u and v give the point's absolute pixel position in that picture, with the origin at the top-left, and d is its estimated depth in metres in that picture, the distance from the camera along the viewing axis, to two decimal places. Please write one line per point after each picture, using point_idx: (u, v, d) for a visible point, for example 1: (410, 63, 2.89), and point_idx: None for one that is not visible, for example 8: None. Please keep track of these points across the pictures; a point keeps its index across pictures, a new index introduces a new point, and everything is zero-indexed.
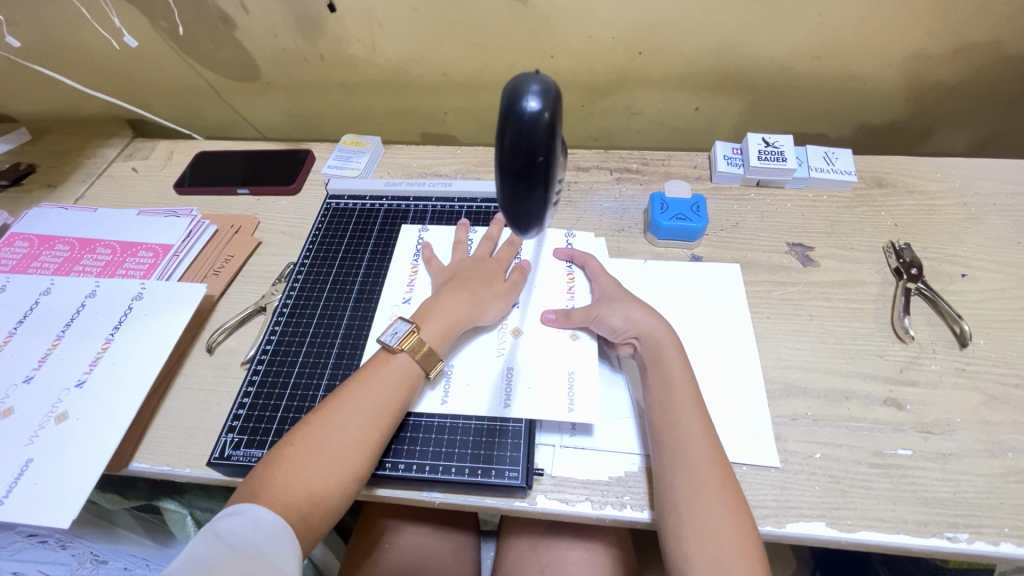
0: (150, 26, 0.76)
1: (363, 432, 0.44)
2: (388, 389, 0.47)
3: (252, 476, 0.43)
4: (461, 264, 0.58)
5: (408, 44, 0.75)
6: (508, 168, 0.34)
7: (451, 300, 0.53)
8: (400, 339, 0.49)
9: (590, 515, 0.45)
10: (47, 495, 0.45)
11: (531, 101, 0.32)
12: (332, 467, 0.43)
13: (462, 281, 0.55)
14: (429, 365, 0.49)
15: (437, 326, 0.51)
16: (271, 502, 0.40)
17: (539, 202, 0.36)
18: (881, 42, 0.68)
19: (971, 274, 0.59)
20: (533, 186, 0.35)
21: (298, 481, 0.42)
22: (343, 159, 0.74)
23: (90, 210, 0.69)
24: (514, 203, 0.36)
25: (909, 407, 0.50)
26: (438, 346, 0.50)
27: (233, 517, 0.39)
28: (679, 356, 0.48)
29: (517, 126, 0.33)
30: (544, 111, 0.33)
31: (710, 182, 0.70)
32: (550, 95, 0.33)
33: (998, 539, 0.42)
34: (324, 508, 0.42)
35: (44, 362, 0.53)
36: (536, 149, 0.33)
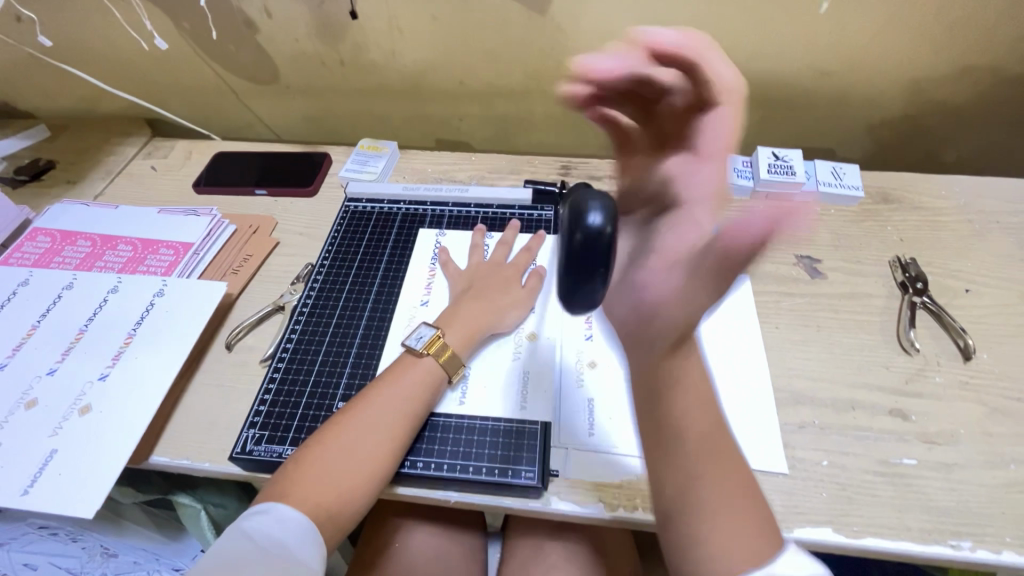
0: (175, 28, 0.78)
1: (388, 432, 0.46)
2: (411, 390, 0.48)
3: (280, 473, 0.44)
4: (479, 269, 0.60)
5: (427, 51, 0.77)
6: (577, 260, 0.44)
7: (473, 307, 0.55)
8: (425, 343, 0.52)
9: (602, 517, 0.46)
10: (71, 485, 0.46)
11: (595, 218, 0.44)
12: (359, 465, 0.44)
13: (483, 289, 0.57)
14: (451, 369, 0.51)
15: (460, 330, 0.53)
16: (301, 500, 0.42)
17: (597, 288, 0.44)
18: (889, 62, 0.70)
19: (974, 289, 0.60)
20: (595, 274, 0.44)
21: (325, 480, 0.43)
22: (360, 162, 0.76)
23: (111, 207, 0.70)
24: (577, 286, 0.45)
25: (914, 417, 0.51)
26: (460, 350, 0.52)
27: (257, 516, 0.41)
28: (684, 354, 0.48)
29: (585, 230, 0.44)
30: (606, 226, 0.44)
31: (720, 194, 0.72)
32: (608, 213, 0.45)
33: (1001, 548, 0.43)
34: (351, 506, 0.43)
35: (68, 355, 0.54)
36: (600, 252, 0.43)
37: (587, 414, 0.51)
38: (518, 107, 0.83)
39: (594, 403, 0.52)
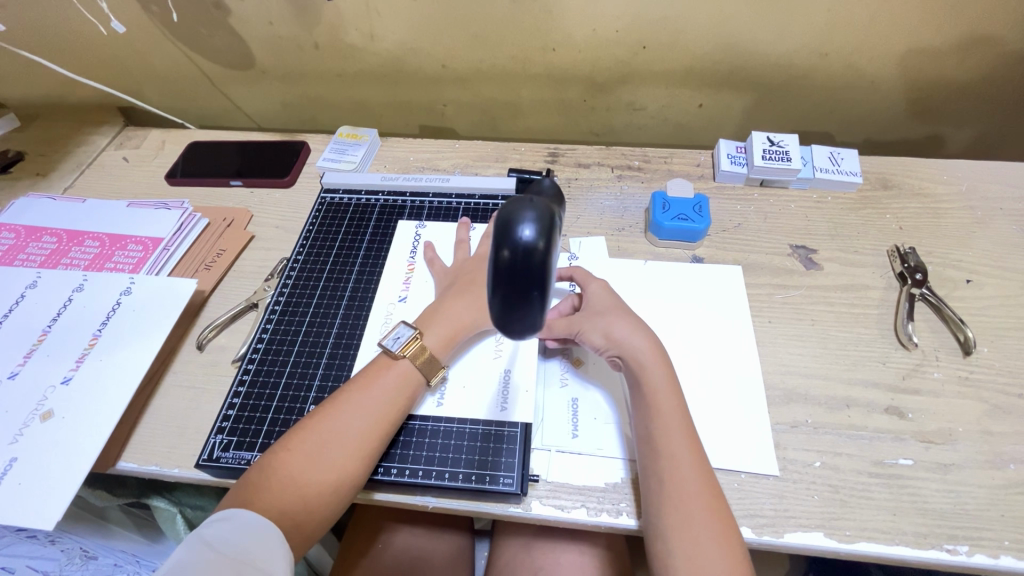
0: (141, 11, 0.74)
1: (361, 438, 0.44)
2: (387, 393, 0.46)
3: (246, 480, 0.42)
4: (462, 264, 0.56)
5: (406, 34, 0.73)
6: (500, 282, 0.29)
7: (454, 305, 0.52)
8: (402, 345, 0.49)
9: (585, 523, 0.44)
10: (31, 495, 0.44)
11: (527, 228, 0.29)
12: (329, 473, 0.42)
13: (467, 283, 0.54)
14: (429, 372, 0.48)
15: (440, 332, 0.50)
16: (266, 509, 0.40)
17: (535, 318, 0.30)
18: (891, 40, 0.67)
19: (975, 280, 0.58)
20: (527, 300, 0.29)
21: (293, 488, 0.41)
22: (339, 151, 0.73)
23: (78, 200, 0.67)
24: (504, 318, 0.30)
25: (911, 415, 0.49)
26: (440, 353, 0.49)
27: (221, 522, 0.38)
28: (669, 382, 0.46)
29: (509, 245, 0.29)
30: (539, 239, 0.29)
31: (713, 181, 0.69)
32: (544, 217, 0.29)
33: (998, 552, 0.42)
34: (318, 515, 0.41)
35: (29, 358, 0.51)
36: (532, 276, 0.29)
37: (571, 416, 0.49)
38: (504, 92, 0.80)
39: (579, 404, 0.50)
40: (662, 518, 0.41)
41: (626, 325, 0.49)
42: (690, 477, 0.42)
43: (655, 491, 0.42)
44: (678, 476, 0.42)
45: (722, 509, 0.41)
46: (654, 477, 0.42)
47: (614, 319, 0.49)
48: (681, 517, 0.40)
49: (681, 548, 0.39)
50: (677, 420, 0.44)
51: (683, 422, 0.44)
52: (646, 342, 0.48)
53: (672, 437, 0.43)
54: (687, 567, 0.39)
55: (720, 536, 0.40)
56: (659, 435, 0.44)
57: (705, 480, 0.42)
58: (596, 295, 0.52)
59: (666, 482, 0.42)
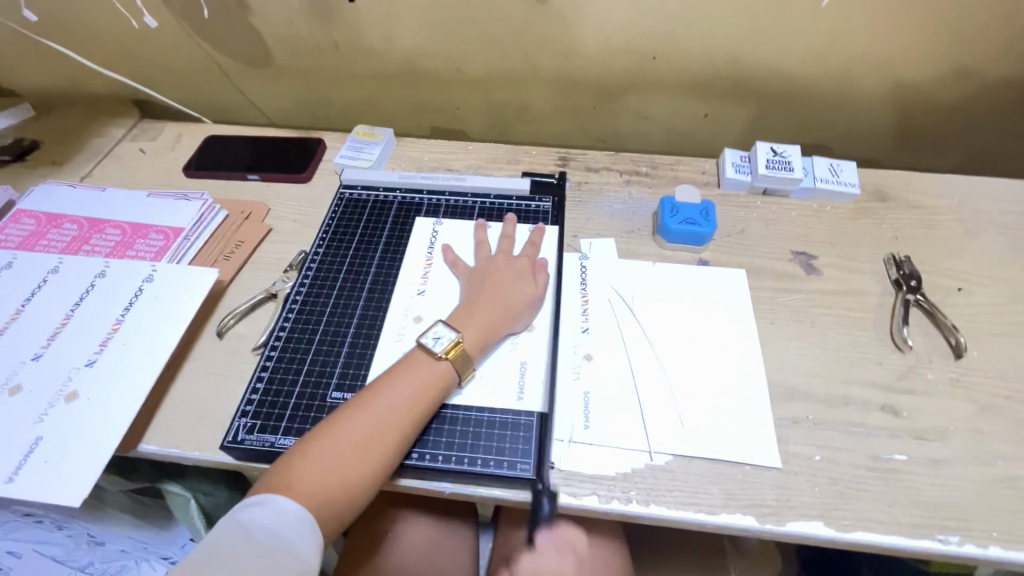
0: (164, 6, 0.76)
1: (392, 431, 0.45)
2: (421, 387, 0.48)
3: (280, 465, 0.43)
4: (488, 263, 0.58)
5: (424, 37, 0.75)
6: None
7: (487, 306, 0.54)
8: (444, 347, 0.50)
9: (596, 509, 0.46)
10: (57, 473, 0.45)
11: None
12: (363, 461, 0.43)
13: (496, 285, 0.56)
14: (463, 371, 0.50)
15: (475, 330, 0.52)
16: (301, 493, 0.41)
17: None
18: (889, 59, 0.70)
19: (966, 288, 0.61)
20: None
21: (327, 474, 0.42)
22: (356, 149, 0.74)
23: (98, 189, 0.69)
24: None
25: (905, 413, 0.51)
26: (474, 352, 0.51)
27: (257, 508, 0.40)
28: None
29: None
30: None
31: (718, 188, 0.72)
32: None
33: (988, 542, 0.44)
34: (350, 501, 0.43)
35: (54, 341, 0.52)
36: None
37: (584, 407, 0.51)
38: (516, 96, 0.82)
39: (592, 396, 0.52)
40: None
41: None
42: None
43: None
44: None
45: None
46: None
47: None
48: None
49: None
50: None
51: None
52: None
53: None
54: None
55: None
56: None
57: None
58: None
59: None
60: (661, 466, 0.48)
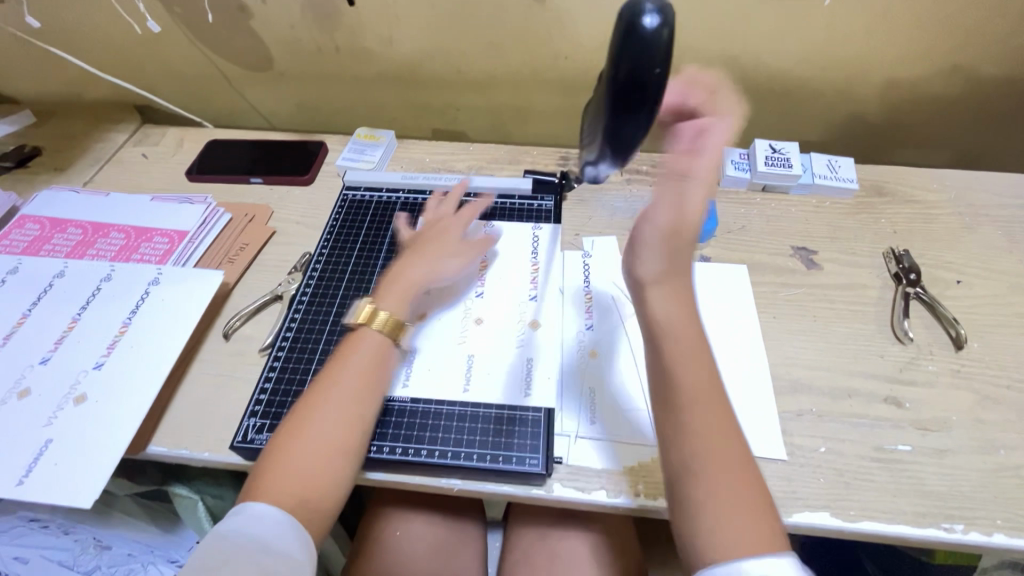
0: (165, 12, 0.76)
1: (353, 418, 0.45)
2: (364, 371, 0.48)
3: (255, 469, 0.44)
4: (416, 237, 0.60)
5: (425, 40, 0.76)
6: (619, 92, 0.37)
7: (411, 263, 0.55)
8: (360, 314, 0.50)
9: (605, 503, 0.47)
10: (67, 475, 0.45)
11: (651, 19, 0.35)
12: (325, 444, 0.44)
13: (411, 254, 0.56)
14: (398, 334, 0.51)
15: (395, 295, 0.52)
16: (277, 497, 0.41)
17: (639, 133, 0.39)
18: (885, 56, 0.71)
19: (965, 281, 0.61)
20: (641, 105, 0.37)
21: (294, 465, 0.43)
22: (358, 151, 0.75)
23: (102, 194, 0.69)
24: (619, 125, 0.39)
25: (908, 405, 0.52)
26: (401, 313, 0.52)
27: (245, 512, 0.40)
28: (692, 327, 0.44)
29: (637, 45, 0.35)
30: (662, 29, 0.35)
31: (718, 186, 0.72)
32: (668, 17, 0.35)
33: (992, 530, 0.45)
34: (323, 487, 0.43)
35: (61, 345, 0.52)
36: (648, 96, 0.37)
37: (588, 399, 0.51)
38: (517, 97, 0.83)
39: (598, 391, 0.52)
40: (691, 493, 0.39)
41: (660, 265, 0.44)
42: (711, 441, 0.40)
43: (679, 468, 0.40)
44: (699, 445, 0.40)
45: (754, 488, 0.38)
46: (671, 446, 0.41)
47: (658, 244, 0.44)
48: (700, 503, 0.38)
49: (707, 523, 0.37)
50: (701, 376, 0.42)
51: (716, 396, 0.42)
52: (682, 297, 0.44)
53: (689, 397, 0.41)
54: (709, 538, 0.37)
55: (751, 516, 0.37)
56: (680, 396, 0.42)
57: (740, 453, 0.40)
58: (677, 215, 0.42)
59: (689, 453, 0.40)
60: None
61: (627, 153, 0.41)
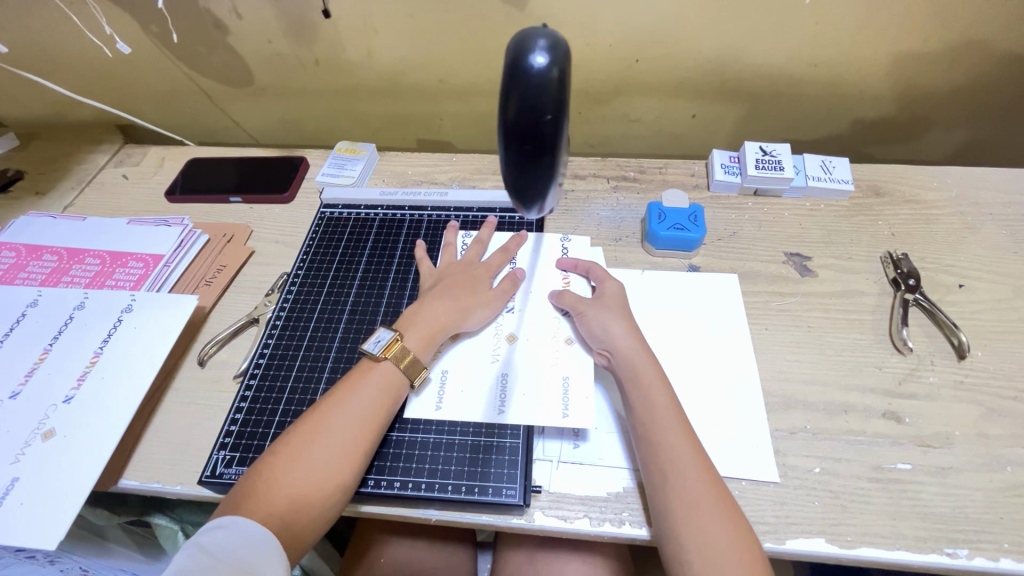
0: (141, 31, 0.75)
1: (353, 440, 0.44)
2: (373, 392, 0.47)
3: (241, 484, 0.42)
4: (449, 268, 0.58)
5: (404, 50, 0.74)
6: (510, 140, 0.32)
7: (440, 302, 0.53)
8: (383, 347, 0.49)
9: (588, 533, 0.44)
10: (32, 515, 0.44)
11: (538, 56, 0.30)
12: (320, 473, 0.42)
13: (445, 288, 0.55)
14: (412, 373, 0.49)
15: (420, 333, 0.51)
16: (262, 511, 0.40)
17: (543, 178, 0.34)
18: (879, 50, 0.68)
19: (968, 285, 0.59)
20: (536, 152, 0.32)
21: (284, 489, 0.41)
22: (337, 166, 0.73)
23: (80, 218, 0.68)
24: (520, 175, 0.34)
25: (908, 420, 0.49)
26: (422, 353, 0.50)
27: (219, 530, 0.39)
28: (655, 366, 0.48)
29: (524, 87, 0.30)
30: (551, 67, 0.30)
31: (708, 190, 0.70)
32: (559, 50, 0.31)
33: (998, 555, 0.42)
34: (310, 516, 0.41)
35: (31, 378, 0.51)
36: (545, 137, 0.31)
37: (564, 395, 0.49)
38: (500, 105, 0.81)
39: None
40: (672, 519, 0.41)
41: (622, 324, 0.51)
42: (691, 466, 0.43)
43: (661, 494, 0.42)
44: (681, 471, 0.42)
45: (727, 507, 0.41)
46: (658, 471, 0.43)
47: (611, 317, 0.52)
48: (692, 527, 0.40)
49: (690, 545, 0.40)
50: (669, 411, 0.46)
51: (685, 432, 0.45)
52: (637, 339, 0.50)
53: (669, 433, 0.44)
54: (699, 559, 0.39)
55: (732, 533, 0.40)
56: (655, 433, 0.44)
57: (706, 477, 0.42)
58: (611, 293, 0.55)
59: (671, 479, 0.42)
60: None
61: (536, 198, 0.36)
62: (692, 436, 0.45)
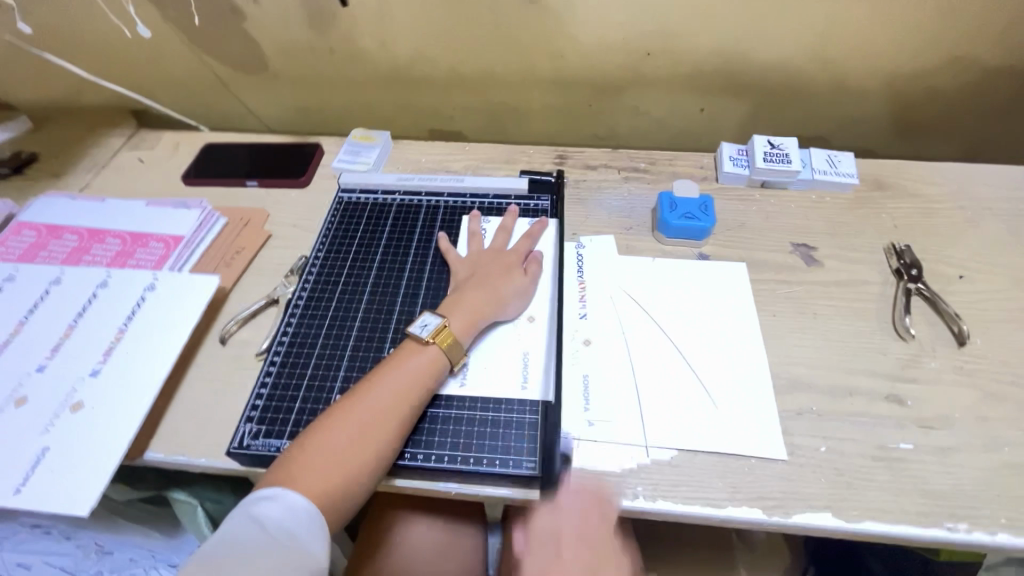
0: (159, 15, 0.77)
1: (394, 419, 0.45)
2: (413, 375, 0.48)
3: (283, 458, 0.43)
4: (479, 255, 0.59)
5: (419, 40, 0.76)
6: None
7: (480, 289, 0.55)
8: (428, 331, 0.50)
9: (604, 506, 0.46)
10: (64, 484, 0.45)
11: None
12: (367, 451, 0.44)
13: (482, 275, 0.56)
14: (453, 357, 0.50)
15: (461, 317, 0.52)
16: (311, 487, 0.41)
17: None
18: (884, 49, 0.70)
19: (968, 276, 0.61)
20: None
21: (332, 466, 0.42)
22: (353, 153, 0.74)
23: (99, 200, 0.69)
24: None
25: (910, 402, 0.51)
26: (462, 337, 0.52)
27: (266, 502, 0.40)
28: None
29: None
30: None
31: (716, 182, 0.72)
32: None
33: (995, 529, 0.44)
34: (355, 491, 0.43)
35: (58, 352, 0.52)
36: None
37: (584, 390, 0.52)
38: (512, 96, 0.82)
39: (592, 378, 0.53)
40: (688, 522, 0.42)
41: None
42: None
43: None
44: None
45: None
46: None
47: None
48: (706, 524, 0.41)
49: None
50: None
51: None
52: None
53: None
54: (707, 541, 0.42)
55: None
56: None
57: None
58: None
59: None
60: (667, 461, 0.48)
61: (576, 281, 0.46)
62: None
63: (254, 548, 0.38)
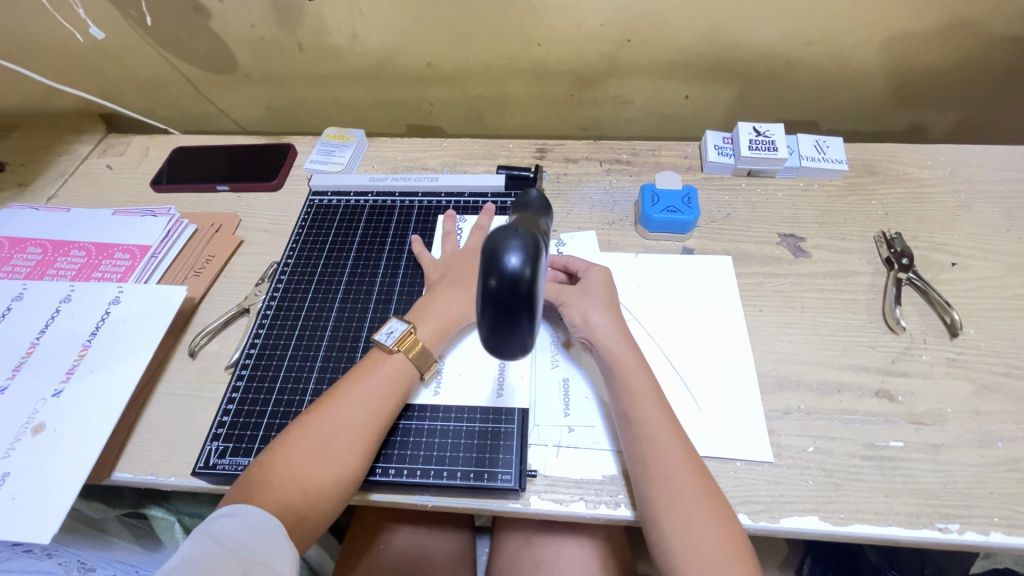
0: (119, 17, 0.74)
1: (360, 433, 0.44)
2: (381, 385, 0.46)
3: (246, 476, 0.42)
4: (453, 257, 0.57)
5: (390, 33, 0.73)
6: (489, 309, 0.28)
7: (452, 292, 0.52)
8: (395, 339, 0.49)
9: (584, 516, 0.44)
10: (24, 510, 0.43)
11: (513, 256, 0.27)
12: (329, 467, 0.42)
13: (455, 277, 0.54)
14: (424, 366, 0.49)
15: (432, 324, 0.50)
16: (273, 506, 0.40)
17: (526, 342, 0.29)
18: (873, 28, 0.67)
19: (961, 263, 0.59)
20: (516, 325, 0.28)
21: (296, 484, 0.41)
22: (326, 153, 0.72)
23: (64, 210, 0.67)
24: (495, 339, 0.29)
25: (900, 398, 0.50)
26: (433, 345, 0.50)
27: (227, 518, 0.38)
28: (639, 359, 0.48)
29: (499, 284, 0.27)
30: (526, 267, 0.27)
31: (701, 172, 0.70)
32: (533, 248, 0.28)
33: (989, 529, 0.43)
34: (321, 509, 0.41)
35: (19, 372, 0.51)
36: (521, 305, 0.28)
37: (563, 396, 0.50)
38: (490, 88, 0.79)
39: (572, 382, 0.51)
40: (656, 507, 0.41)
41: (605, 312, 0.50)
42: (676, 453, 0.42)
43: (644, 478, 0.42)
44: (663, 457, 0.42)
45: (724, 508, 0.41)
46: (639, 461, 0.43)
47: (593, 305, 0.51)
48: (670, 495, 0.41)
49: (675, 535, 0.39)
50: (651, 399, 0.45)
51: (661, 407, 0.45)
52: (619, 328, 0.49)
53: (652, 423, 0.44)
54: (683, 547, 0.39)
55: (713, 511, 0.40)
56: (636, 418, 0.44)
57: (684, 449, 0.43)
58: (596, 280, 0.53)
59: (652, 469, 0.42)
60: None
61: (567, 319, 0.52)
62: (679, 429, 0.44)
63: (216, 564, 0.35)
